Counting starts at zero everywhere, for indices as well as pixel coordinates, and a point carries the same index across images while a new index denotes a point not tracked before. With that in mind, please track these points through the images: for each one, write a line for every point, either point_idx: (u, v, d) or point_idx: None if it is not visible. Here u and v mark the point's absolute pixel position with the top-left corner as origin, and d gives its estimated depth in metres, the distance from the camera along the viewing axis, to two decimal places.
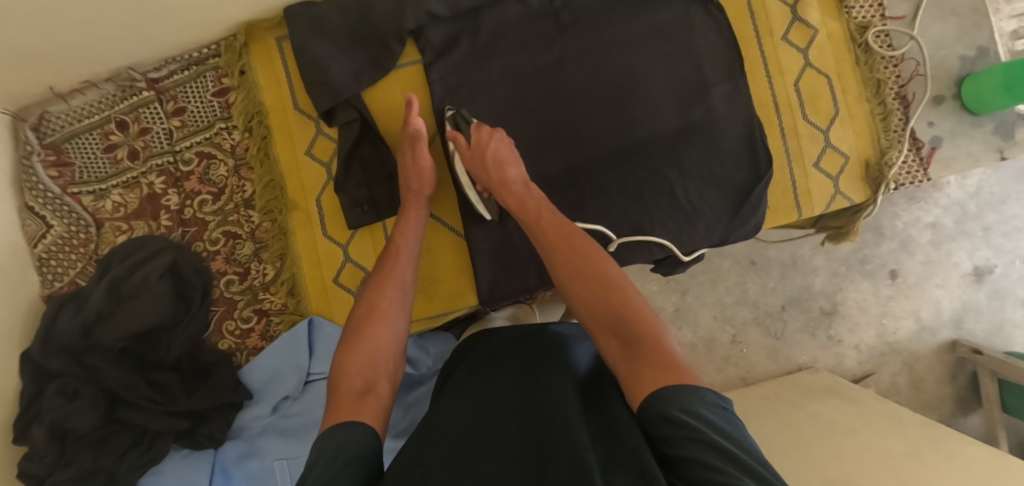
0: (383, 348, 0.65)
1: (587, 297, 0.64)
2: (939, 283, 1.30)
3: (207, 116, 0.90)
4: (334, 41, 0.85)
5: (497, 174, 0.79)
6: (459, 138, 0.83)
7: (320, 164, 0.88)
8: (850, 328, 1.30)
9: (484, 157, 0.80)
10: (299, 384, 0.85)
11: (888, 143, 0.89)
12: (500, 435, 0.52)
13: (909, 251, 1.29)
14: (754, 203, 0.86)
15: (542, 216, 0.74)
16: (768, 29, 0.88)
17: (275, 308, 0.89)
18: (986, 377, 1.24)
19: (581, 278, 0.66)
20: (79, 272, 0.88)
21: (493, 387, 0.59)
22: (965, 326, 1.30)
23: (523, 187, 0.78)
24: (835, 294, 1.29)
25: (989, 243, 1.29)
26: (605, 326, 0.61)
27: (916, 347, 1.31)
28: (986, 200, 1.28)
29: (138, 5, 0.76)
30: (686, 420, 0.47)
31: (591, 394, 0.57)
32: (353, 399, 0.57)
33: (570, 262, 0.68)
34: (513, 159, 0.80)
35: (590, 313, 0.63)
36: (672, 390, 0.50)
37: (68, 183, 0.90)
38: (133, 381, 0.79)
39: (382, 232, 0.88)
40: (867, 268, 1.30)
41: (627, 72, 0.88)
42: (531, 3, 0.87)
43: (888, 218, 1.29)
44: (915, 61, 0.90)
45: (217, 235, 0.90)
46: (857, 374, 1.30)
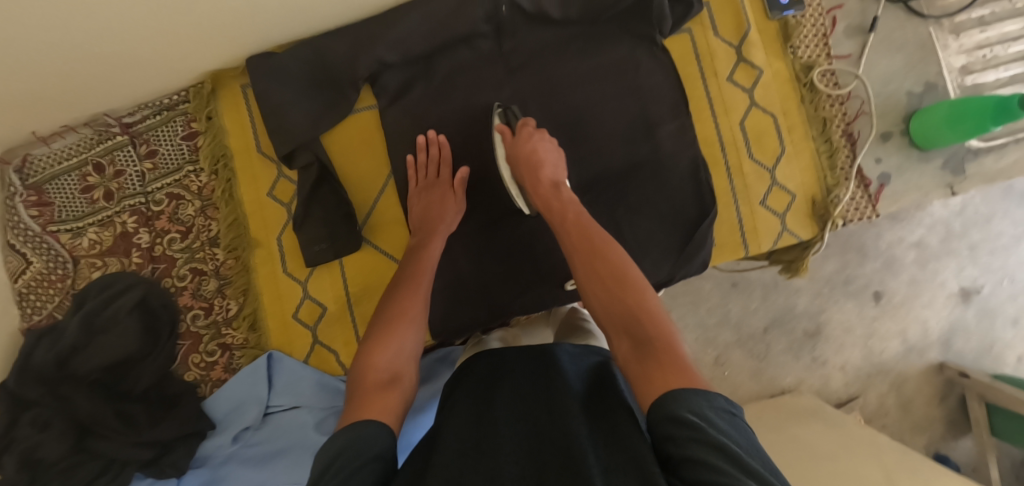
0: (408, 343, 0.68)
1: (604, 297, 0.63)
2: (925, 303, 1.29)
3: (177, 159, 0.95)
4: (292, 88, 0.89)
5: (532, 172, 0.78)
6: (507, 134, 0.84)
7: (280, 204, 0.92)
8: (835, 349, 1.29)
9: (523, 153, 0.79)
10: (258, 416, 0.88)
11: (834, 181, 0.90)
12: (506, 436, 0.53)
13: (893, 271, 1.29)
14: (698, 240, 0.88)
15: (565, 218, 0.72)
16: (713, 70, 0.90)
17: (237, 343, 0.93)
18: (974, 400, 1.24)
19: (600, 277, 0.64)
20: (56, 306, 0.93)
21: (502, 390, 0.60)
22: (953, 347, 1.30)
23: (552, 187, 0.77)
24: (819, 315, 1.29)
25: (976, 262, 1.29)
26: (620, 328, 0.60)
27: (904, 368, 1.30)
28: (972, 219, 1.28)
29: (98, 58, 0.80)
30: (694, 420, 0.47)
31: (596, 397, 0.58)
32: (379, 390, 0.61)
33: (590, 263, 0.66)
34: (551, 157, 0.80)
35: (607, 314, 0.62)
36: (685, 392, 0.49)
37: (48, 222, 0.95)
38: (102, 410, 0.83)
39: (340, 270, 0.92)
40: (851, 289, 1.29)
41: (577, 110, 0.89)
42: (479, 47, 0.89)
43: (871, 238, 1.28)
44: (860, 99, 0.92)
45: (185, 271, 0.94)
46: (842, 396, 1.30)
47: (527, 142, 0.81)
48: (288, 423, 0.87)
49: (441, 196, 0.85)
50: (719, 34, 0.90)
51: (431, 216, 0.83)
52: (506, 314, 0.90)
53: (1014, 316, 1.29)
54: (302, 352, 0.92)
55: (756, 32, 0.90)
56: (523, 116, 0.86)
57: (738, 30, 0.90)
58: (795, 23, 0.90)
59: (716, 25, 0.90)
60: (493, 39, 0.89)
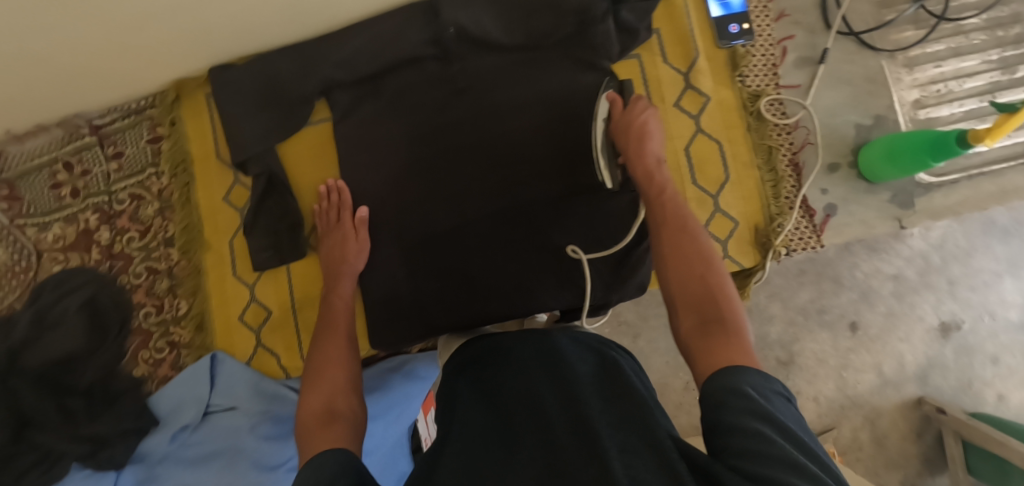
0: (342, 381, 0.69)
1: (683, 271, 0.65)
2: (902, 337, 1.27)
3: (140, 161, 0.98)
4: (246, 100, 0.91)
5: (637, 143, 0.79)
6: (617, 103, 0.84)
7: (234, 209, 0.94)
8: (808, 380, 1.28)
9: (633, 125, 0.80)
10: (197, 415, 0.90)
11: (778, 210, 0.90)
12: (526, 425, 0.56)
13: (870, 302, 1.28)
14: (634, 263, 0.88)
15: (663, 193, 0.74)
16: (660, 96, 0.92)
17: (183, 342, 0.96)
18: (949, 437, 1.22)
19: (687, 253, 0.66)
20: (15, 298, 0.95)
21: (529, 375, 0.62)
22: (931, 382, 1.28)
23: (656, 163, 0.78)
24: (791, 344, 1.27)
25: (955, 296, 1.28)
26: (689, 302, 0.63)
27: (879, 402, 1.27)
28: (950, 253, 1.27)
29: (52, 70, 0.84)
30: (754, 393, 0.49)
31: (603, 377, 0.60)
32: (319, 424, 0.62)
33: (679, 238, 0.68)
34: (655, 135, 0.80)
35: (682, 288, 0.64)
36: (748, 370, 0.52)
37: (16, 215, 0.99)
38: (46, 405, 0.82)
39: (286, 276, 0.94)
40: (826, 319, 1.28)
41: (519, 136, 0.90)
42: (428, 68, 0.91)
43: (847, 267, 1.27)
44: (807, 130, 0.92)
45: (140, 269, 0.97)
46: (814, 427, 1.28)
47: (637, 114, 0.81)
48: (225, 424, 0.89)
49: (343, 236, 0.90)
50: (668, 61, 0.92)
51: (334, 256, 0.89)
52: (443, 329, 0.90)
53: (994, 355, 1.27)
54: (245, 354, 0.94)
55: (705, 60, 0.92)
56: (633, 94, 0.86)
57: (687, 57, 0.92)
58: (744, 52, 0.91)
59: (665, 52, 0.92)
60: (443, 60, 0.91)
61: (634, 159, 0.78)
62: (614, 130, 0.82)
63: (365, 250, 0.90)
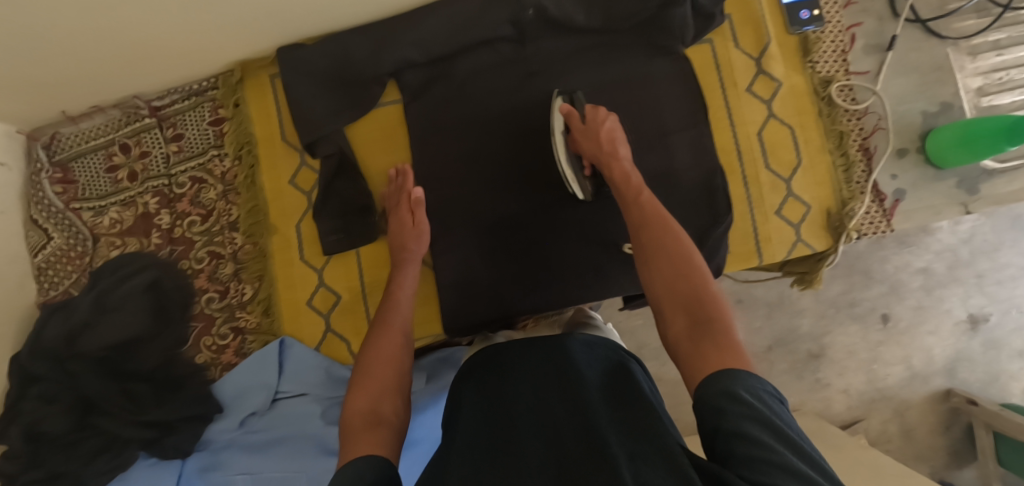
0: (391, 381, 0.67)
1: (668, 272, 0.65)
2: (930, 330, 1.29)
3: (202, 143, 0.96)
4: (319, 82, 0.90)
5: (608, 149, 0.79)
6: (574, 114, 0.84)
7: (301, 192, 0.93)
8: (838, 372, 1.29)
9: (601, 133, 0.81)
10: (266, 401, 0.89)
11: (849, 194, 0.91)
12: (527, 430, 0.56)
13: (899, 296, 1.28)
14: (711, 247, 0.88)
15: (640, 195, 0.73)
16: (732, 80, 0.92)
17: (250, 327, 0.94)
18: (980, 429, 1.23)
19: (666, 254, 0.66)
20: (72, 283, 0.94)
21: (535, 379, 0.61)
22: (958, 375, 1.30)
23: (631, 165, 0.78)
24: (822, 337, 1.29)
25: (983, 290, 1.28)
26: (677, 304, 0.62)
27: (907, 395, 1.29)
28: (979, 248, 1.27)
29: (123, 49, 0.82)
30: (746, 396, 0.49)
31: (611, 384, 0.59)
32: (365, 430, 0.60)
33: (658, 238, 0.68)
34: (624, 141, 0.81)
35: (667, 290, 0.64)
36: (739, 375, 0.52)
37: (71, 199, 0.97)
38: (108, 389, 0.83)
39: (355, 260, 0.92)
40: (856, 312, 1.29)
41: None
42: (502, 50, 0.90)
43: (876, 261, 1.28)
44: (877, 115, 0.93)
45: (202, 254, 0.95)
46: (845, 419, 1.30)
47: (600, 122, 0.82)
48: (294, 410, 0.89)
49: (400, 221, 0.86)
50: (739, 46, 0.92)
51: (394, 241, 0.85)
52: (516, 314, 0.90)
53: (1020, 348, 1.29)
54: (314, 339, 0.92)
55: (777, 46, 0.92)
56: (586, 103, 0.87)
57: (759, 43, 0.92)
58: (815, 38, 0.92)
59: (737, 38, 0.92)
60: (516, 42, 0.90)
61: (602, 165, 0.79)
62: (576, 139, 0.83)
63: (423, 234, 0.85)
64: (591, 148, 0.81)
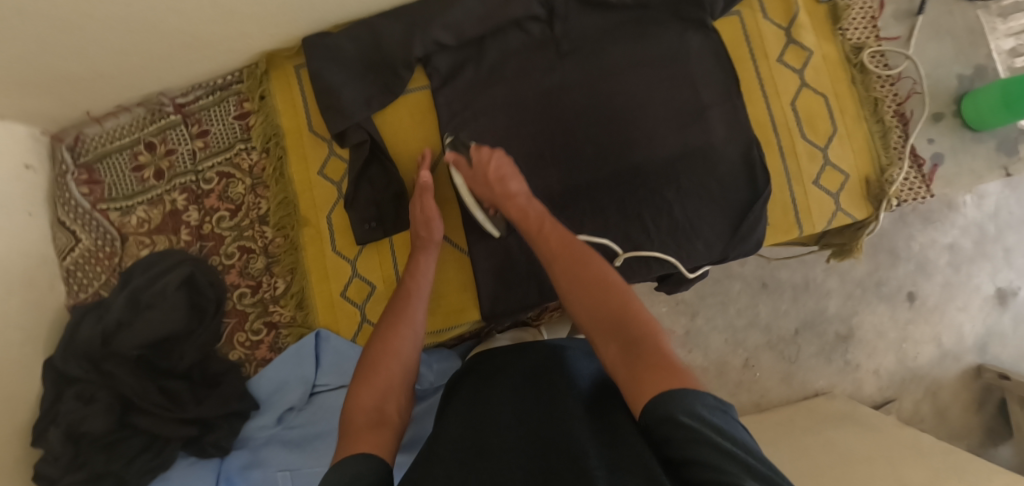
0: (397, 380, 0.66)
1: (586, 300, 0.64)
2: (960, 306, 1.27)
3: (228, 137, 0.95)
4: (347, 69, 0.89)
5: (501, 188, 0.81)
6: (461, 162, 0.85)
7: (331, 183, 0.91)
8: (868, 353, 1.28)
9: (488, 174, 0.82)
10: (303, 396, 0.88)
11: (888, 161, 0.89)
12: (507, 439, 0.55)
13: (927, 273, 1.26)
14: (752, 220, 0.87)
15: (544, 229, 0.75)
16: (763, 52, 0.91)
17: (284, 321, 0.93)
18: (1015, 405, 1.20)
19: (581, 284, 0.66)
20: (102, 284, 0.94)
21: (521, 397, 0.61)
22: (989, 352, 1.27)
23: (525, 199, 0.80)
24: (850, 318, 1.27)
25: (1011, 264, 1.26)
26: (603, 330, 0.61)
27: (939, 374, 1.27)
28: (1005, 222, 1.25)
29: (153, 43, 0.82)
30: (692, 421, 0.46)
31: (595, 401, 0.60)
32: (368, 429, 0.58)
33: (572, 270, 0.68)
34: (514, 174, 0.82)
35: (591, 318, 0.63)
36: (676, 392, 0.49)
37: (98, 200, 0.96)
38: (145, 387, 0.83)
39: (389, 248, 0.91)
40: (884, 291, 1.28)
41: (623, 96, 0.89)
42: (532, 31, 0.89)
43: (903, 239, 1.26)
44: (912, 80, 0.92)
45: (233, 249, 0.94)
46: (876, 400, 1.28)
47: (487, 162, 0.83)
48: (334, 404, 0.88)
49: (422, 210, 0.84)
50: (769, 17, 0.91)
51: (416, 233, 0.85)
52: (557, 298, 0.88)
53: None
54: (350, 330, 0.90)
55: (806, 15, 0.91)
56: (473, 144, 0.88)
57: (788, 12, 0.91)
58: (845, 5, 0.91)
59: (765, 8, 0.91)
60: (546, 23, 0.89)
61: (502, 202, 0.80)
62: (469, 184, 0.84)
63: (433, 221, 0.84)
64: (485, 191, 0.82)
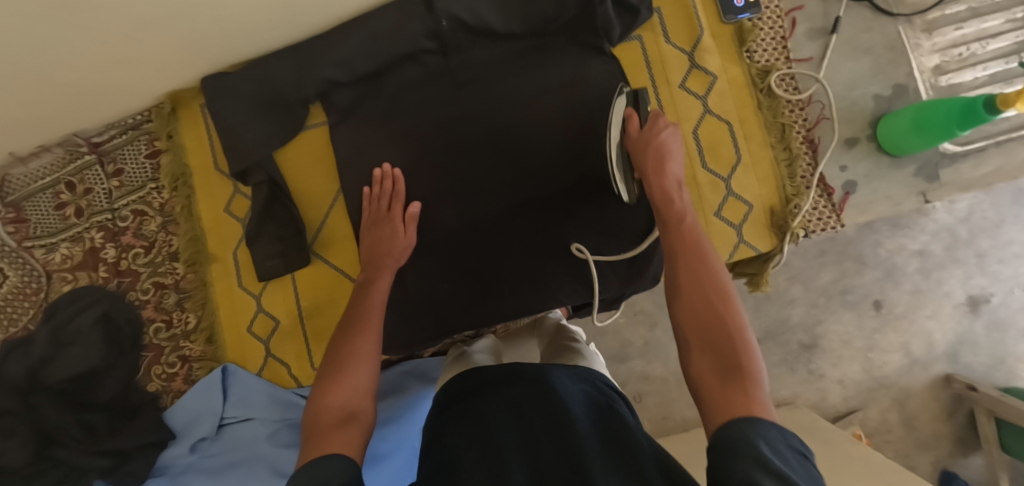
0: (365, 379, 0.65)
1: (702, 307, 0.60)
2: (929, 313, 1.22)
3: (141, 177, 0.97)
4: (246, 107, 0.89)
5: (660, 164, 0.74)
6: (634, 120, 0.80)
7: (237, 220, 0.93)
8: (832, 362, 1.23)
9: (653, 144, 0.75)
10: (213, 427, 0.91)
11: (794, 190, 0.86)
12: (516, 462, 0.53)
13: (895, 280, 1.21)
14: (648, 252, 0.88)
15: (678, 219, 0.69)
16: (665, 78, 0.89)
17: (195, 355, 0.96)
18: (982, 415, 1.17)
19: (698, 286, 0.61)
20: (31, 318, 0.98)
21: (524, 400, 0.60)
22: (961, 360, 1.22)
23: (677, 187, 0.72)
24: (814, 326, 1.22)
25: (984, 270, 1.21)
26: (706, 341, 0.58)
27: (907, 383, 1.23)
28: (979, 226, 1.19)
29: (55, 94, 0.84)
30: (766, 446, 0.44)
31: (598, 423, 0.57)
32: (334, 429, 0.59)
33: (696, 269, 0.63)
34: (676, 158, 0.75)
35: (695, 321, 0.59)
36: (761, 425, 0.47)
37: (23, 238, 0.99)
38: (67, 421, 0.84)
39: (292, 284, 0.92)
40: (849, 299, 1.22)
41: (520, 125, 0.89)
42: (427, 63, 0.90)
43: (869, 246, 1.20)
44: (821, 104, 0.90)
45: (148, 284, 0.97)
46: (840, 410, 1.24)
47: (657, 133, 0.77)
48: (243, 434, 0.90)
49: (392, 231, 0.84)
50: (670, 41, 0.89)
51: (376, 252, 0.82)
52: (452, 332, 0.91)
53: None
54: (256, 364, 0.93)
55: (710, 37, 0.89)
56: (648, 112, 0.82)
57: (691, 35, 0.89)
58: (751, 26, 0.88)
59: (668, 31, 0.89)
60: (441, 55, 0.90)
61: (655, 177, 0.73)
62: (631, 148, 0.78)
63: (409, 249, 0.85)
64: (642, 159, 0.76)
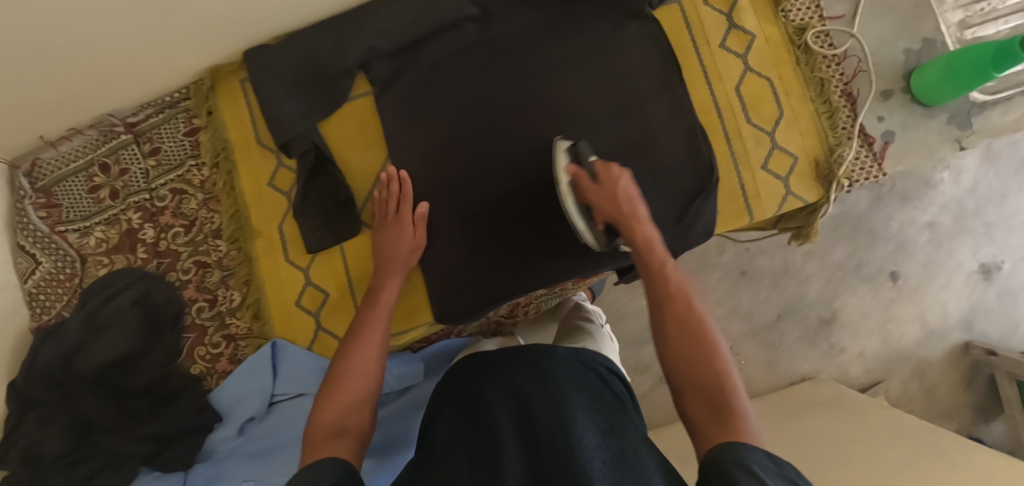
0: (361, 393, 0.67)
1: (689, 355, 0.61)
2: (943, 283, 1.24)
3: (179, 154, 0.95)
4: (286, 80, 0.89)
5: (628, 210, 0.72)
6: (582, 175, 0.75)
7: (281, 193, 0.92)
8: (852, 336, 1.25)
9: (617, 194, 0.73)
10: (263, 405, 0.89)
11: (836, 141, 0.89)
12: (511, 449, 0.56)
13: (908, 253, 1.23)
14: (696, 210, 0.86)
15: (653, 257, 0.69)
16: (704, 38, 0.90)
17: (241, 333, 0.93)
18: (1004, 379, 1.19)
19: (687, 334, 0.62)
20: (65, 305, 0.95)
21: (522, 393, 0.62)
22: (976, 328, 1.25)
23: (652, 227, 0.72)
24: (832, 301, 1.24)
25: (993, 239, 1.23)
26: (698, 386, 0.59)
27: (925, 353, 1.25)
28: (985, 197, 1.21)
29: (93, 72, 0.83)
30: (759, 472, 0.47)
31: (593, 403, 0.62)
32: (326, 441, 0.60)
33: (682, 319, 0.63)
34: (641, 198, 0.74)
35: (686, 367, 0.61)
36: (751, 451, 0.50)
37: (56, 222, 0.96)
38: (106, 406, 0.84)
39: (341, 256, 0.91)
40: (864, 273, 1.24)
41: (553, 95, 0.88)
42: (469, 31, 0.89)
43: (880, 221, 1.22)
44: (857, 58, 0.91)
45: (189, 264, 0.94)
46: (864, 382, 1.25)
47: (614, 180, 0.74)
48: (294, 411, 0.89)
49: (399, 233, 0.86)
50: (709, 4, 0.91)
51: (384, 254, 0.85)
52: (502, 299, 0.89)
53: None
54: (306, 339, 0.91)
55: None
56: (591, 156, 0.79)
57: None
58: None
59: None
60: (482, 23, 0.89)
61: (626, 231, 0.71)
62: (590, 199, 0.74)
63: (418, 248, 0.87)
64: (607, 210, 0.73)
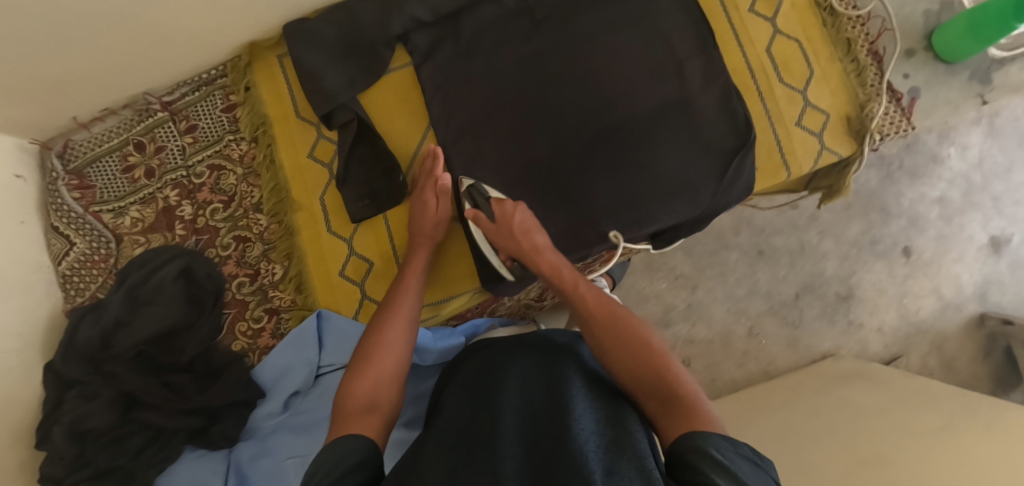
0: (389, 372, 0.66)
1: (626, 359, 0.62)
2: (956, 257, 1.22)
3: (216, 130, 0.96)
4: (330, 52, 0.90)
5: (526, 243, 0.80)
6: (480, 217, 0.83)
7: (321, 165, 0.92)
8: (870, 310, 1.23)
9: (512, 227, 0.80)
10: (309, 378, 0.88)
11: (866, 97, 0.91)
12: (511, 428, 0.52)
13: (920, 227, 1.22)
14: (737, 166, 0.87)
15: (564, 279, 0.76)
16: (733, 3, 0.93)
17: (284, 306, 0.94)
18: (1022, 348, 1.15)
19: (619, 341, 0.64)
20: (99, 287, 0.93)
21: (532, 384, 0.59)
22: (990, 299, 1.22)
23: (552, 252, 0.80)
24: (849, 277, 1.22)
25: (1001, 212, 1.22)
26: (643, 384, 0.60)
27: (943, 326, 1.22)
28: (991, 171, 1.21)
29: (137, 45, 0.83)
30: (721, 459, 0.46)
31: (597, 401, 0.58)
32: (358, 416, 0.59)
33: (610, 328, 0.66)
34: (538, 227, 0.82)
35: (628, 373, 0.61)
36: (711, 436, 0.50)
37: (90, 203, 0.95)
38: (148, 382, 0.82)
39: (384, 225, 0.91)
40: (878, 249, 1.23)
41: (585, 62, 0.90)
42: (506, 3, 0.91)
43: (891, 196, 1.22)
44: (881, 18, 0.95)
45: (228, 240, 0.95)
46: (884, 356, 1.22)
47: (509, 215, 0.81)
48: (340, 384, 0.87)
49: (426, 202, 0.86)
50: None
51: (415, 226, 0.86)
52: None
53: None
54: (350, 308, 0.91)
55: None
56: (488, 192, 0.85)
57: None
58: None
59: None
60: None
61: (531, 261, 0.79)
62: (491, 238, 0.83)
63: (441, 222, 0.85)
64: (509, 244, 0.81)
